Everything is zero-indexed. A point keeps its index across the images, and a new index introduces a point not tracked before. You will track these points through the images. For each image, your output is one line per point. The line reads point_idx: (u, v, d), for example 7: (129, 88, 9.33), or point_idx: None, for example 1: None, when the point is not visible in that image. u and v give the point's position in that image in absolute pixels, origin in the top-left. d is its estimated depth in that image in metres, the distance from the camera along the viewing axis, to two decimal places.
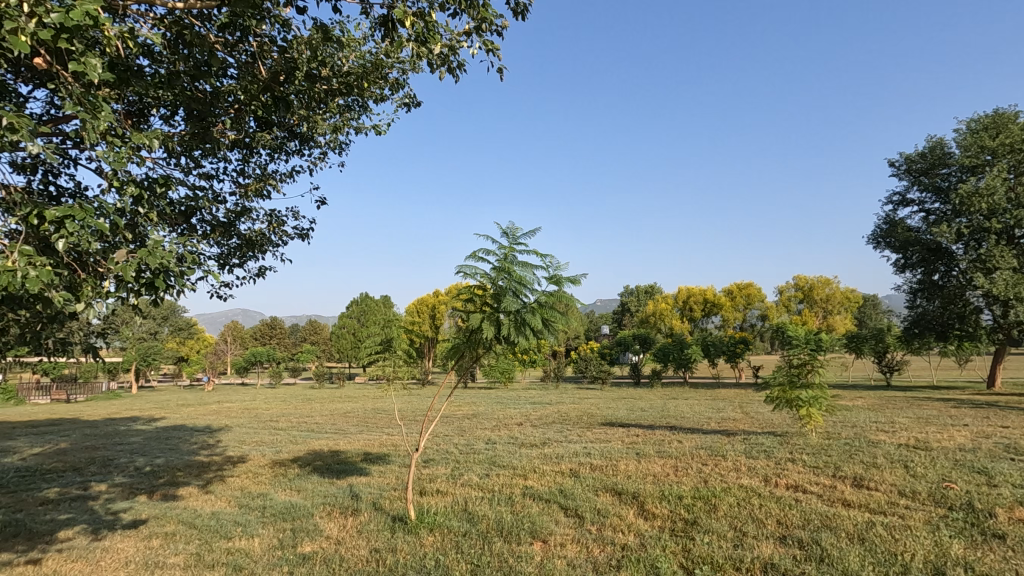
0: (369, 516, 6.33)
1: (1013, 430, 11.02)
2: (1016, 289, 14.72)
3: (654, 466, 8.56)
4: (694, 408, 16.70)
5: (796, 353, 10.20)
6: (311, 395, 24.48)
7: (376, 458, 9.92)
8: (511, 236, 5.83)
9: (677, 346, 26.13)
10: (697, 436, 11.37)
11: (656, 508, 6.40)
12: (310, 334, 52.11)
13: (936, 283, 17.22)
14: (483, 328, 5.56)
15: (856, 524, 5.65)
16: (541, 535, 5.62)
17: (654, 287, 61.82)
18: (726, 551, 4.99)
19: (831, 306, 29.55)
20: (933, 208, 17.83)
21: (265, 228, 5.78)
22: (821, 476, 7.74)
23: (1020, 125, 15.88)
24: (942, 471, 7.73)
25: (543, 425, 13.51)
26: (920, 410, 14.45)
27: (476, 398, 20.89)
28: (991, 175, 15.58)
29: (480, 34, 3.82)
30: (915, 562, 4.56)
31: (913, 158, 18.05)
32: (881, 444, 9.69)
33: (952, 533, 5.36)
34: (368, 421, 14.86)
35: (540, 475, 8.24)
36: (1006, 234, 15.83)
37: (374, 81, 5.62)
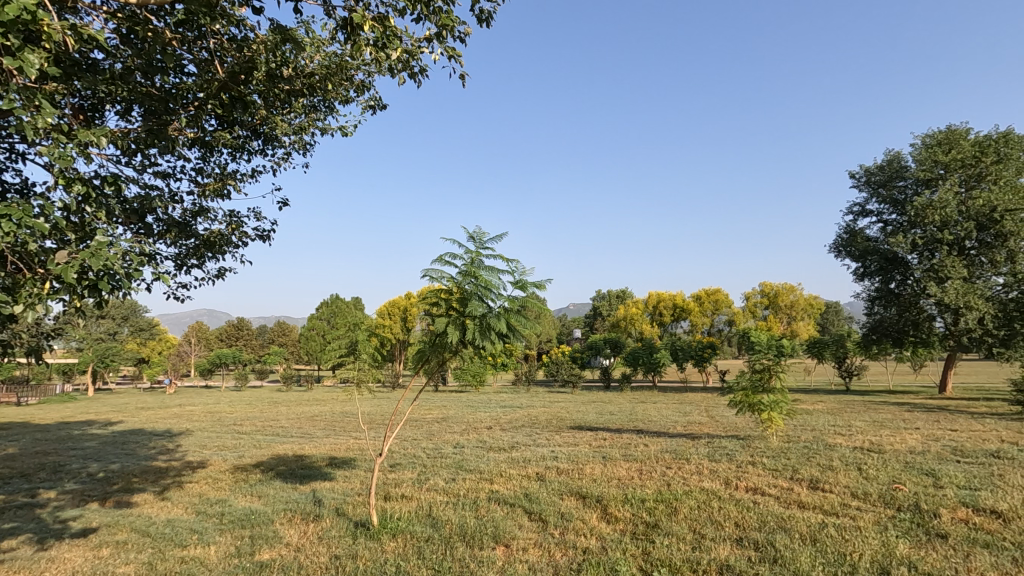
0: (331, 521, 6.24)
1: (961, 433, 11.51)
2: (966, 298, 15.43)
3: (619, 470, 8.67)
4: (662, 411, 16.95)
5: (758, 358, 10.50)
6: (277, 398, 23.99)
7: (342, 463, 9.79)
8: (479, 240, 5.84)
9: (647, 350, 26.45)
10: (663, 440, 11.56)
11: (618, 511, 6.48)
12: (278, 335, 51.05)
13: (892, 291, 17.86)
14: (448, 332, 5.54)
15: (809, 525, 5.84)
16: (504, 539, 5.63)
17: (625, 292, 62.43)
18: (684, 553, 5.09)
19: (795, 313, 30.28)
20: (890, 219, 18.50)
21: (225, 229, 5.66)
22: (779, 479, 7.96)
23: (971, 141, 16.62)
24: (893, 473, 8.04)
25: (512, 429, 13.50)
26: (876, 414, 14.96)
27: (446, 402, 20.76)
28: (943, 188, 16.29)
29: (443, 40, 3.84)
30: (863, 562, 4.73)
31: (872, 170, 18.72)
32: (837, 447, 10.01)
33: (899, 533, 5.58)
34: (335, 425, 14.63)
35: (506, 479, 8.26)
36: (958, 245, 16.54)
37: (339, 83, 5.56)
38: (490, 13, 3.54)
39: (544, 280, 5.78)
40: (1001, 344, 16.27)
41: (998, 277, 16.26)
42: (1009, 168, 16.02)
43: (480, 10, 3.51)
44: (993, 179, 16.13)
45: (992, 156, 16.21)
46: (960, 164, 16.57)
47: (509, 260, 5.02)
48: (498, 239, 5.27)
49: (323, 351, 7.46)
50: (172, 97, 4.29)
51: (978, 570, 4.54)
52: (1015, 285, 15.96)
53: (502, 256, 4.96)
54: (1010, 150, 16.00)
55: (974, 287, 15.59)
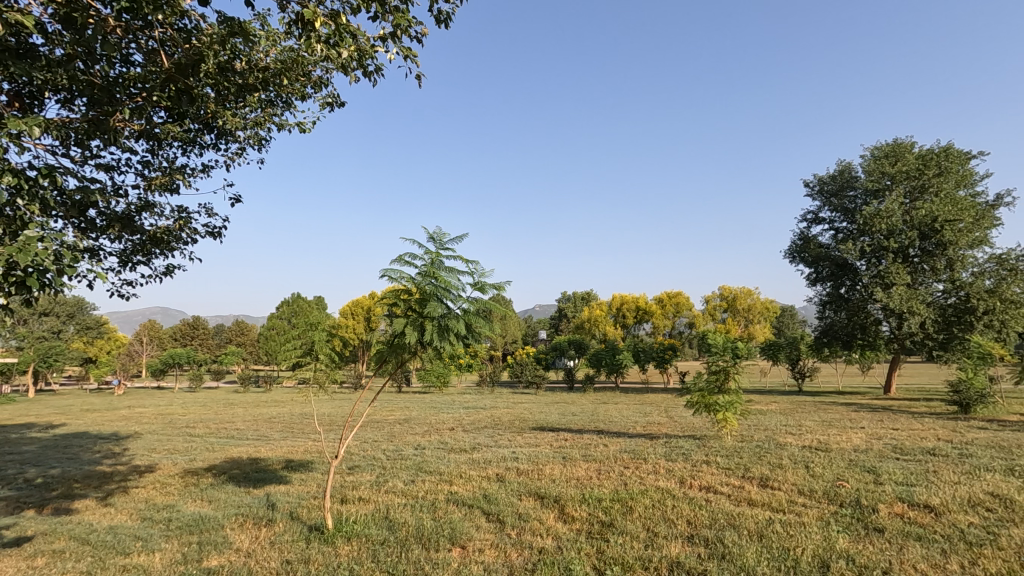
0: (284, 525, 6.11)
1: (902, 432, 12.10)
2: (908, 304, 16.26)
3: (578, 470, 8.78)
4: (623, 412, 17.21)
5: (714, 360, 10.79)
6: (233, 399, 23.61)
7: (298, 465, 9.59)
8: (439, 240, 5.82)
9: (610, 351, 26.78)
10: (622, 440, 11.76)
11: (575, 511, 6.56)
12: (235, 335, 49.50)
13: (842, 296, 18.60)
14: (406, 333, 5.47)
15: (757, 522, 6.04)
16: (460, 540, 5.63)
17: (590, 294, 63.22)
18: (637, 551, 5.19)
19: (752, 316, 31.23)
20: (841, 227, 19.25)
21: (173, 225, 5.48)
22: (732, 477, 8.20)
23: (915, 154, 17.51)
24: (837, 471, 8.38)
25: (474, 431, 13.47)
26: (825, 414, 15.58)
27: (409, 402, 20.62)
28: (889, 199, 17.11)
29: (398, 39, 3.83)
30: (805, 557, 4.92)
31: (825, 180, 19.46)
32: (787, 446, 10.39)
33: (840, 528, 5.83)
34: (293, 427, 14.32)
35: (465, 480, 8.25)
36: (902, 253, 17.37)
37: (296, 78, 5.46)
38: (446, 13, 3.57)
39: (504, 282, 5.82)
40: (941, 347, 17.19)
41: (938, 283, 17.16)
42: (949, 181, 16.92)
43: (438, 11, 3.53)
44: (934, 191, 17.02)
45: (934, 170, 17.09)
46: (905, 176, 17.40)
47: (470, 261, 5.06)
48: (459, 239, 5.25)
49: (279, 351, 7.21)
50: (116, 87, 4.12)
51: (910, 561, 4.78)
52: (954, 291, 16.87)
53: (462, 256, 4.96)
54: (950, 164, 16.92)
55: (916, 293, 16.43)
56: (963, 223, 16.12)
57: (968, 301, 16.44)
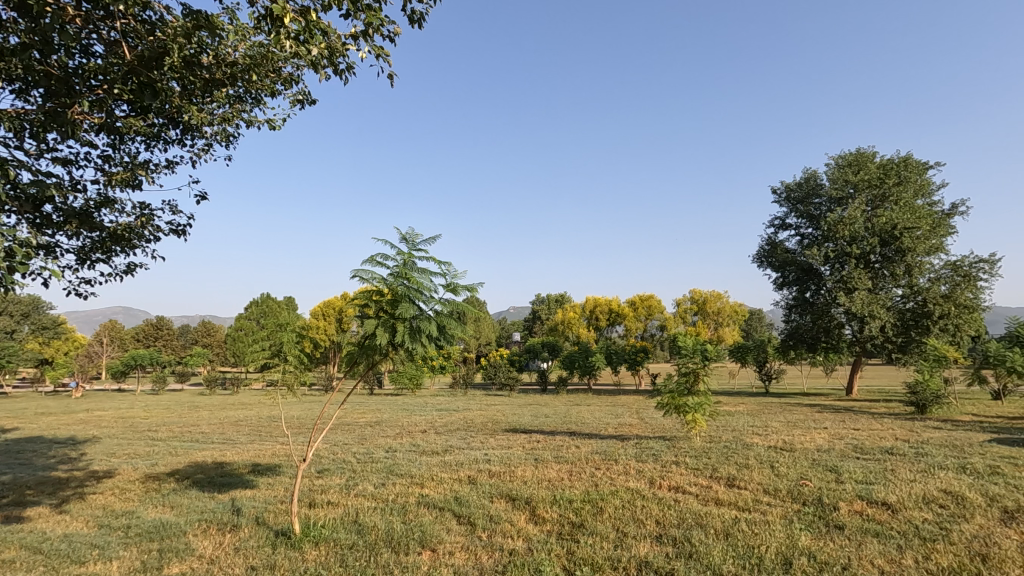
0: (250, 531, 5.97)
1: (863, 432, 12.50)
2: (869, 308, 16.83)
3: (549, 472, 8.82)
4: (595, 414, 17.35)
5: (684, 362, 10.97)
6: (198, 402, 23.00)
7: (265, 469, 9.38)
8: (412, 241, 5.78)
9: (583, 354, 26.96)
10: (594, 441, 11.85)
11: (546, 512, 6.59)
12: (201, 336, 48.18)
13: (807, 300, 19.12)
14: (377, 335, 5.42)
15: (724, 520, 6.17)
16: (430, 543, 5.59)
17: (564, 296, 63.62)
18: (606, 551, 5.24)
19: (721, 319, 31.86)
20: (807, 233, 19.77)
21: (135, 221, 5.31)
22: (700, 477, 8.35)
23: (876, 163, 18.14)
24: (800, 470, 8.62)
25: (446, 433, 13.42)
26: (790, 415, 15.99)
27: (380, 405, 20.40)
28: (852, 206, 17.69)
29: (370, 36, 3.80)
30: (769, 554, 5.04)
31: (792, 187, 19.97)
32: (753, 446, 10.62)
33: (803, 526, 5.99)
34: (261, 430, 14.01)
35: (437, 483, 8.20)
36: (864, 258, 17.95)
37: (266, 74, 5.34)
38: (418, 12, 3.56)
39: (477, 283, 5.82)
40: (899, 350, 17.84)
41: (898, 288, 17.81)
42: (908, 190, 17.59)
43: (410, 10, 3.52)
44: (894, 200, 17.68)
45: (894, 179, 17.75)
46: (867, 185, 18.02)
47: (443, 262, 5.04)
48: (432, 239, 5.21)
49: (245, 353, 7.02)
50: (74, 79, 3.98)
51: (869, 557, 4.94)
52: (912, 296, 17.52)
53: (435, 257, 4.93)
54: (909, 174, 17.61)
55: (876, 297, 17.02)
56: (921, 231, 16.77)
57: (925, 306, 17.10)
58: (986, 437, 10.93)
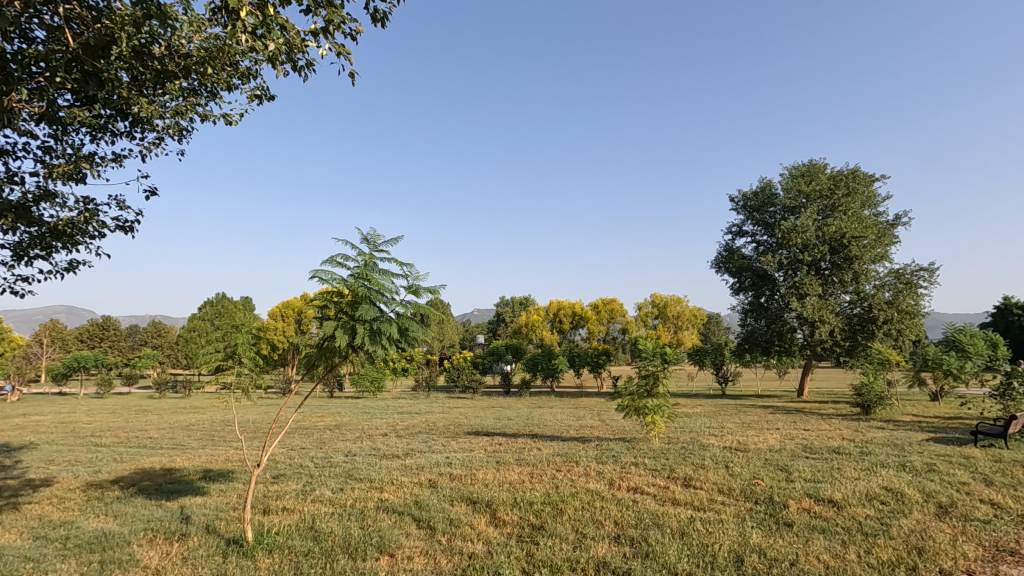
0: (199, 540, 5.76)
1: (812, 432, 13.00)
2: (819, 313, 17.56)
3: (511, 474, 8.84)
4: (557, 416, 17.48)
5: (644, 364, 11.19)
6: (146, 406, 21.99)
7: (217, 475, 9.06)
8: (373, 242, 5.69)
9: (546, 356, 27.10)
10: (555, 444, 11.94)
11: (506, 515, 6.59)
12: (151, 336, 46.17)
13: (762, 305, 19.76)
14: (336, 336, 5.31)
15: (680, 520, 6.31)
16: (388, 549, 5.50)
17: (528, 299, 63.96)
18: (565, 553, 5.28)
19: (681, 323, 32.63)
20: (762, 240, 20.43)
21: (78, 217, 5.06)
22: (658, 478, 8.51)
23: (827, 174, 18.96)
24: (753, 469, 8.90)
25: (407, 436, 13.28)
26: (745, 416, 16.50)
27: (340, 408, 19.98)
28: (805, 215, 18.43)
29: (330, 34, 3.76)
30: (722, 552, 5.19)
31: (748, 196, 20.60)
32: (709, 447, 10.91)
33: (754, 524, 6.19)
34: (214, 434, 13.53)
35: (397, 487, 8.10)
36: (815, 266, 18.69)
37: (222, 68, 5.19)
38: (381, 11, 3.56)
39: (439, 285, 5.79)
40: (847, 353, 18.64)
41: (846, 294, 18.61)
42: (856, 201, 18.45)
43: (373, 9, 3.51)
44: (843, 210, 18.51)
45: (843, 190, 18.60)
46: (818, 195, 18.81)
47: (404, 263, 4.98)
48: (393, 241, 5.14)
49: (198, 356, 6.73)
50: (13, 65, 3.77)
51: (815, 553, 5.13)
52: (859, 302, 18.35)
53: (397, 258, 4.85)
54: (857, 185, 18.48)
55: (826, 303, 17.75)
56: (867, 240, 17.62)
57: (871, 312, 17.93)
58: (925, 436, 11.54)
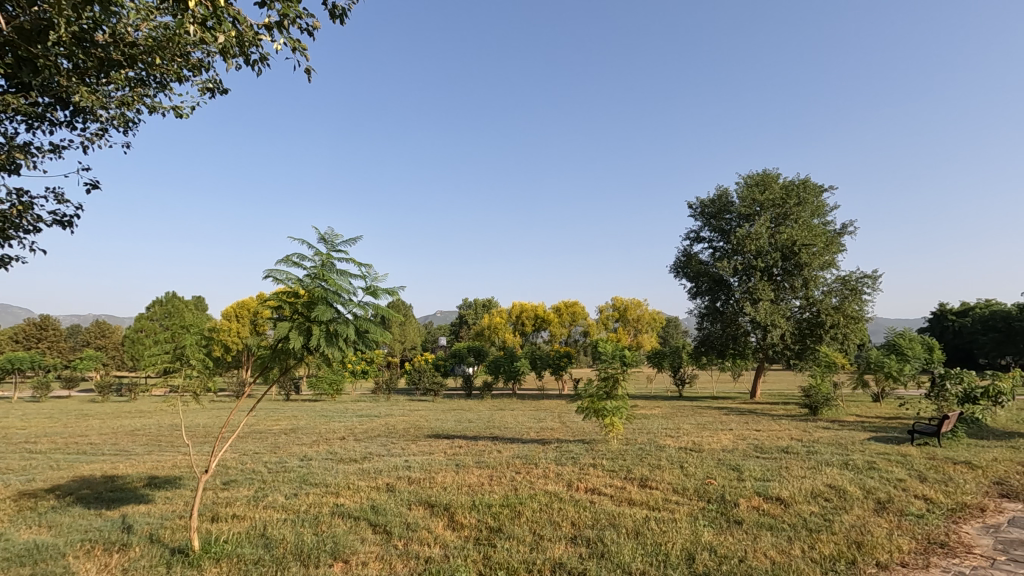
0: (142, 550, 5.50)
1: (763, 433, 13.46)
2: (772, 318, 18.24)
3: (470, 477, 8.81)
4: (518, 419, 17.50)
5: (604, 366, 11.34)
6: (87, 410, 20.84)
7: (163, 483, 8.68)
8: (331, 241, 5.57)
9: (508, 359, 27.12)
10: (515, 446, 11.98)
11: (464, 518, 6.56)
12: (94, 336, 43.79)
13: (718, 309, 20.31)
14: (291, 339, 5.18)
15: (635, 520, 6.42)
16: (343, 555, 5.39)
17: (491, 300, 63.92)
18: (521, 555, 5.30)
19: (640, 326, 33.26)
20: (718, 246, 21.02)
21: (11, 210, 4.78)
22: (616, 479, 8.64)
23: (779, 184, 19.70)
24: (707, 469, 9.16)
25: (366, 439, 13.06)
26: (700, 417, 16.93)
27: (296, 411, 19.45)
28: (758, 223, 19.10)
29: (285, 28, 3.70)
30: (675, 551, 5.31)
31: (705, 203, 21.18)
32: (665, 448, 11.16)
33: (706, 522, 6.36)
34: (161, 440, 12.95)
35: (353, 492, 7.95)
36: (768, 272, 19.36)
37: (172, 58, 4.98)
38: (339, 7, 3.54)
39: (398, 287, 5.73)
40: (796, 356, 19.37)
41: (796, 300, 19.35)
42: (806, 210, 19.24)
43: (332, 5, 3.49)
44: (794, 219, 19.26)
45: (794, 200, 19.36)
46: (771, 204, 19.51)
47: (363, 264, 4.90)
48: (352, 241, 5.05)
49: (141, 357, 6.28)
50: None
51: (762, 549, 5.31)
52: (808, 307, 19.12)
53: (354, 258, 4.75)
54: (807, 195, 19.29)
55: (777, 308, 18.43)
56: (816, 248, 18.43)
57: (819, 316, 18.74)
58: (866, 436, 12.11)
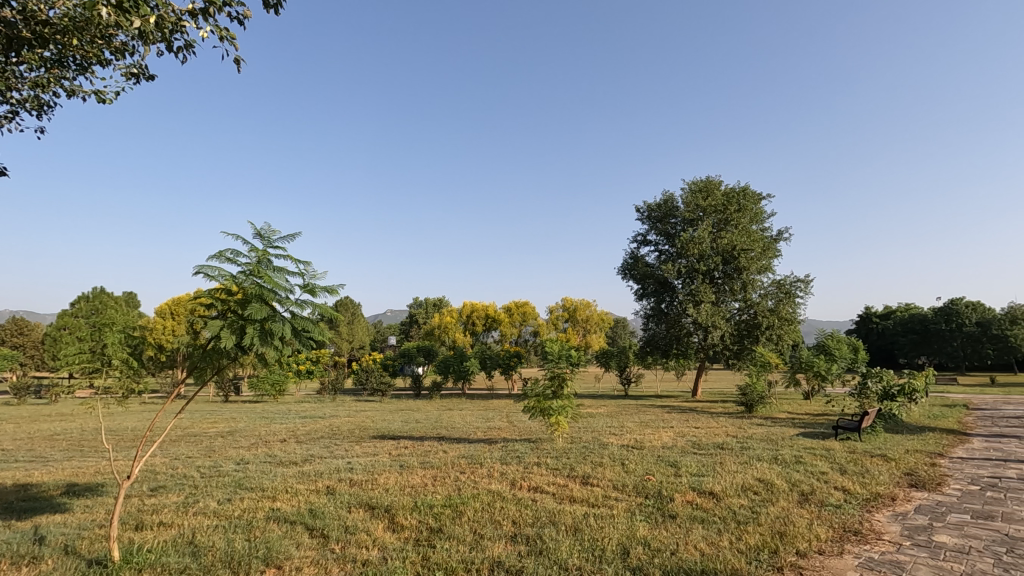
0: (55, 563, 5.14)
1: (701, 430, 14.01)
2: (712, 319, 18.95)
3: (414, 478, 8.73)
4: (466, 418, 17.48)
5: (551, 366, 11.47)
6: None
7: (83, 490, 8.15)
8: (266, 236, 5.38)
9: (457, 359, 26.94)
10: (462, 445, 11.97)
11: (405, 519, 6.51)
12: (10, 335, 40.40)
13: (662, 311, 20.91)
14: (222, 338, 4.92)
15: (574, 517, 6.54)
16: (276, 561, 5.23)
17: (443, 300, 63.59)
18: (460, 554, 5.29)
19: (589, 326, 33.95)
20: (664, 250, 21.58)
21: None
22: (558, 476, 8.78)
23: (721, 191, 20.50)
24: (646, 466, 9.44)
25: (308, 441, 12.73)
26: (644, 416, 17.42)
27: (235, 413, 18.74)
28: (701, 228, 19.82)
29: (212, 15, 3.57)
30: (611, 546, 5.44)
31: (652, 207, 21.71)
32: (609, 446, 11.42)
33: (643, 517, 6.55)
34: (82, 445, 12.14)
35: (291, 495, 7.73)
36: (709, 275, 20.09)
37: (94, 41, 4.68)
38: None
39: (337, 285, 5.61)
40: (735, 356, 20.18)
41: (736, 302, 20.18)
42: (745, 216, 20.11)
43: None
44: (734, 224, 20.09)
45: (735, 207, 20.20)
46: (713, 210, 20.31)
47: (301, 261, 4.72)
48: (289, 237, 4.88)
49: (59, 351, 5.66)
50: None
51: (693, 542, 5.51)
52: (746, 309, 19.99)
53: (292, 256, 4.59)
54: (746, 203, 20.15)
55: (718, 310, 19.19)
56: (754, 253, 19.32)
57: (756, 318, 19.64)
58: (795, 432, 12.76)
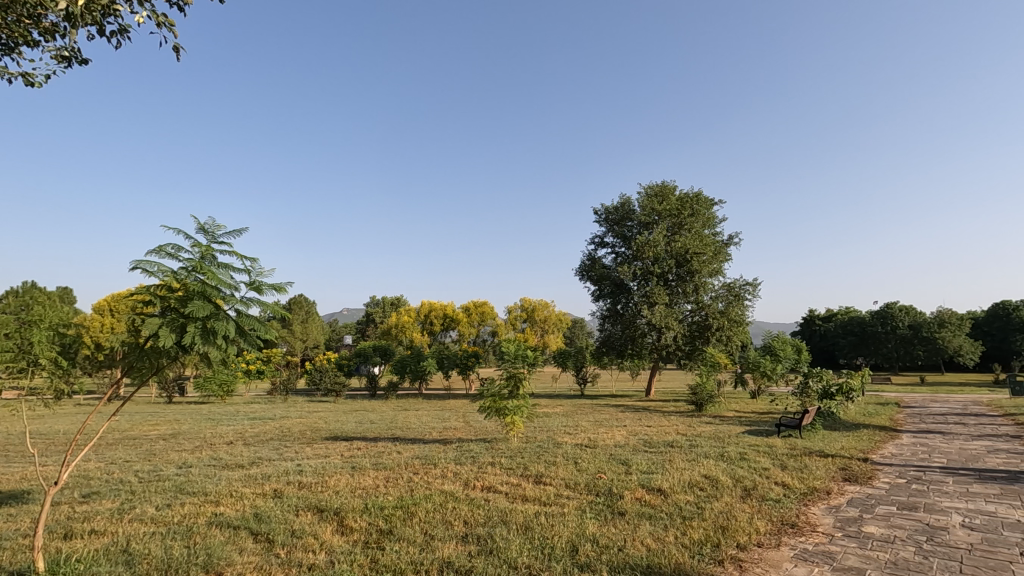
0: None
1: (653, 428, 14.33)
2: (665, 320, 19.38)
3: (366, 479, 8.60)
4: (422, 419, 17.32)
5: (507, 366, 11.49)
6: None
7: (6, 498, 7.62)
8: (210, 232, 5.19)
9: (414, 358, 26.65)
10: (416, 446, 11.85)
11: (354, 521, 6.40)
12: None
13: (618, 312, 21.29)
14: (161, 336, 4.69)
15: (525, 516, 6.58)
16: (216, 567, 5.04)
17: (401, 300, 62.85)
18: (410, 556, 5.25)
19: (546, 326, 34.28)
20: (620, 252, 21.93)
21: None
22: (512, 476, 8.81)
23: (675, 196, 21.04)
24: (598, 464, 9.59)
25: (256, 443, 12.34)
26: (598, 415, 17.71)
27: (179, 415, 17.93)
28: (656, 231, 20.28)
29: (146, 1, 3.42)
30: (561, 544, 5.51)
31: (609, 210, 22.01)
32: (563, 445, 11.53)
33: (592, 515, 6.66)
34: (5, 450, 11.32)
35: (236, 499, 7.47)
36: (664, 277, 20.58)
37: (19, 20, 4.37)
38: None
39: (285, 283, 5.47)
40: (687, 357, 20.75)
41: (689, 304, 20.75)
42: (698, 221, 20.71)
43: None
44: (688, 228, 20.65)
45: (689, 211, 20.76)
46: (668, 214, 20.79)
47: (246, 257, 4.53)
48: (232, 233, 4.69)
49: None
50: None
51: (639, 538, 5.63)
52: (698, 311, 20.59)
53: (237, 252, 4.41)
54: (699, 208, 20.76)
55: (671, 311, 19.67)
56: (705, 257, 19.93)
57: (707, 320, 20.27)
58: (741, 430, 13.23)
